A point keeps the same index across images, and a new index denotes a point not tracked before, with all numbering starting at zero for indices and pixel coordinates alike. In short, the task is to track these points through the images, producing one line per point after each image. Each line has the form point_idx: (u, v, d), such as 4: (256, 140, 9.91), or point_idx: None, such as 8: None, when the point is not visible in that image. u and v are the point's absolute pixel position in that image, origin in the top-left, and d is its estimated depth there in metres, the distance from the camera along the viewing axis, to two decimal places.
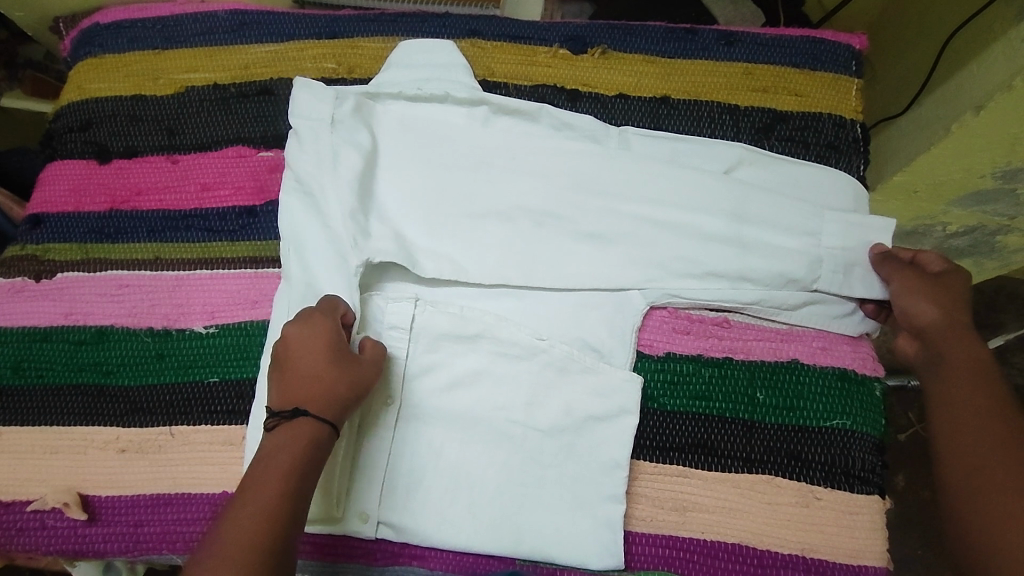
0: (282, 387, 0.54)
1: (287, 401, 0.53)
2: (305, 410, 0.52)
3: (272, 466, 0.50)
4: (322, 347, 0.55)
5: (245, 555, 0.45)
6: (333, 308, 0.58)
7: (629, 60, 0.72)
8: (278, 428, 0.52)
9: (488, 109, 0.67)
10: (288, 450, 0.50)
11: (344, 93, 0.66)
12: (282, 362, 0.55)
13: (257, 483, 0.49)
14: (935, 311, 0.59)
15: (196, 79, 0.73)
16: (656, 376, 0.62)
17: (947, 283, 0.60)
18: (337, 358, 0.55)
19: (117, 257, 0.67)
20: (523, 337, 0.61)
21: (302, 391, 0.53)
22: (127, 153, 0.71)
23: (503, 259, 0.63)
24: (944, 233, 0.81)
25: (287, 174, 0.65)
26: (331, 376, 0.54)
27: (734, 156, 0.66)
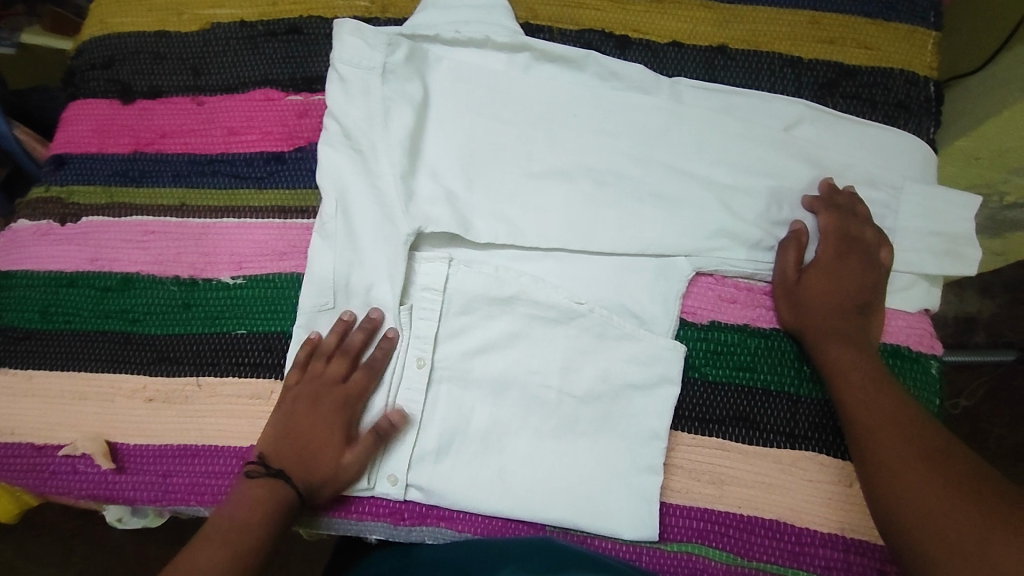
0: (279, 438, 0.56)
1: (280, 456, 0.55)
2: (291, 475, 0.54)
3: (239, 524, 0.52)
4: (333, 428, 0.56)
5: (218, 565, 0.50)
6: (361, 371, 0.57)
7: (684, 5, 0.66)
8: (259, 481, 0.54)
9: (529, 56, 0.64)
10: (258, 521, 0.52)
11: (395, 39, 0.62)
12: (290, 411, 0.56)
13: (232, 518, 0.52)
14: (811, 298, 0.57)
15: (222, 15, 0.69)
16: (698, 346, 0.59)
17: (818, 270, 0.58)
18: (340, 443, 0.55)
19: (143, 203, 0.65)
20: (560, 300, 0.59)
21: (294, 454, 0.55)
22: (150, 93, 0.67)
23: (555, 221, 0.61)
24: (1001, 205, 0.75)
25: (333, 126, 0.62)
26: (332, 456, 0.55)
27: (795, 113, 0.62)
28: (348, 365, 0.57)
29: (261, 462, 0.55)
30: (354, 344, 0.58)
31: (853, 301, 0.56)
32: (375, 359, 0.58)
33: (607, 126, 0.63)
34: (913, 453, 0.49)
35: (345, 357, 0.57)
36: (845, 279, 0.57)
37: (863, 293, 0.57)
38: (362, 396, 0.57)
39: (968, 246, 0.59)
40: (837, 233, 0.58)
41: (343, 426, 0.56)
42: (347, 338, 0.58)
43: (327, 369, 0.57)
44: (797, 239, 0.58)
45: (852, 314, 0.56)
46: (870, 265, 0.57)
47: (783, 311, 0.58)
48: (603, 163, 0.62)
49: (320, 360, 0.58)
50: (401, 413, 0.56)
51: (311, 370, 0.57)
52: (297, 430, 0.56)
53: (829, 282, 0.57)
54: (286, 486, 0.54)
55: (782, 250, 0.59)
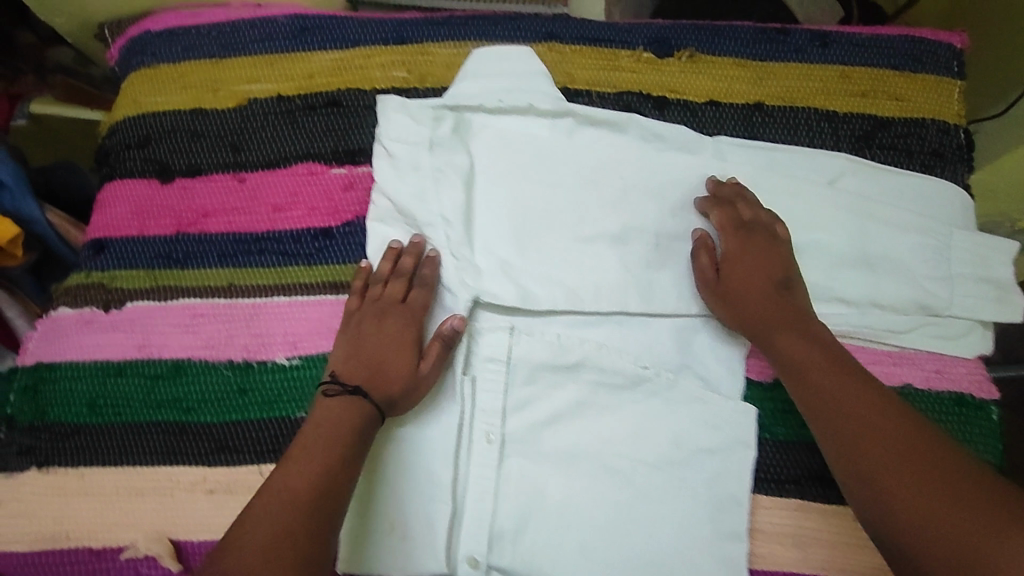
0: (347, 357, 0.57)
1: (351, 375, 0.55)
2: (365, 390, 0.55)
3: (316, 451, 0.50)
4: (402, 343, 0.57)
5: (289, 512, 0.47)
6: (418, 289, 0.59)
7: (719, 64, 0.68)
8: (335, 399, 0.54)
9: (573, 120, 0.65)
10: (338, 439, 0.51)
11: (440, 112, 0.64)
12: (354, 334, 0.58)
13: (304, 453, 0.50)
14: (742, 296, 0.58)
15: (257, 90, 0.69)
16: (765, 405, 0.60)
17: (733, 262, 0.59)
18: (412, 353, 0.57)
19: (189, 285, 0.63)
20: (626, 365, 0.60)
21: (367, 368, 0.56)
22: (189, 172, 0.66)
23: (611, 286, 0.61)
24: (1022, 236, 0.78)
25: (385, 202, 0.63)
26: (404, 369, 0.56)
27: (838, 166, 0.64)
28: (405, 285, 0.59)
29: (335, 380, 0.55)
30: (405, 266, 0.59)
31: (777, 281, 0.58)
32: (431, 275, 0.60)
33: (655, 186, 0.63)
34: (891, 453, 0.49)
35: (402, 279, 0.59)
36: (750, 261, 0.59)
37: (780, 271, 0.59)
38: (425, 311, 0.59)
39: (1012, 292, 0.62)
40: (734, 223, 0.60)
41: (413, 333, 0.58)
42: (401, 261, 0.60)
43: (388, 290, 0.59)
44: (704, 243, 0.61)
45: (782, 294, 0.58)
46: (771, 242, 0.60)
47: (728, 315, 0.59)
48: (651, 220, 0.63)
49: (378, 285, 0.60)
50: (463, 319, 0.58)
51: (369, 295, 0.59)
52: (366, 349, 0.57)
53: (747, 270, 0.59)
54: (363, 403, 0.54)
55: (694, 256, 0.61)
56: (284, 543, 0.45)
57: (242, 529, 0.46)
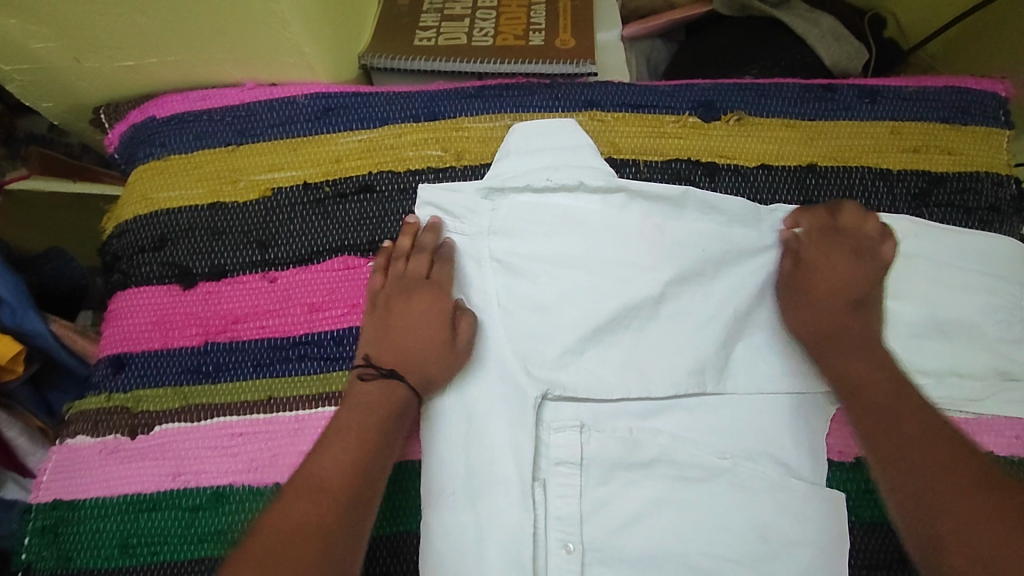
0: (376, 339, 0.57)
1: (382, 355, 0.56)
2: (400, 371, 0.55)
3: (355, 445, 0.51)
4: (432, 316, 0.57)
5: (319, 509, 0.47)
6: (440, 262, 0.59)
7: (766, 125, 0.65)
8: (371, 383, 0.55)
9: (625, 196, 0.61)
10: (374, 424, 0.52)
11: (490, 194, 0.61)
12: (382, 312, 0.58)
13: (339, 432, 0.51)
14: (817, 307, 0.58)
15: (282, 178, 0.64)
16: (850, 486, 0.58)
17: (811, 267, 0.60)
18: (441, 325, 0.57)
19: (223, 400, 0.58)
20: (704, 458, 0.56)
21: (399, 347, 0.56)
22: (214, 274, 0.61)
23: (679, 367, 0.58)
24: None
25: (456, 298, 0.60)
26: (438, 338, 0.56)
27: (901, 229, 0.62)
28: (426, 260, 0.59)
29: (370, 363, 0.56)
30: (427, 244, 0.60)
31: (846, 297, 0.59)
32: (449, 250, 0.60)
33: (715, 255, 0.60)
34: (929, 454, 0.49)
35: (424, 254, 0.59)
36: (840, 272, 0.59)
37: (853, 288, 0.59)
38: (450, 284, 0.59)
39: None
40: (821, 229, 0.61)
41: (440, 305, 0.57)
42: (419, 237, 0.60)
43: (410, 266, 0.59)
44: (789, 248, 0.61)
45: (853, 313, 0.58)
46: (861, 257, 0.59)
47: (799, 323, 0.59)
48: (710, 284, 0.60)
49: (401, 262, 0.60)
50: (487, 302, 0.58)
51: (392, 271, 0.59)
52: (394, 327, 0.57)
53: (831, 279, 0.59)
54: (403, 388, 0.55)
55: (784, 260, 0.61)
56: (318, 532, 0.45)
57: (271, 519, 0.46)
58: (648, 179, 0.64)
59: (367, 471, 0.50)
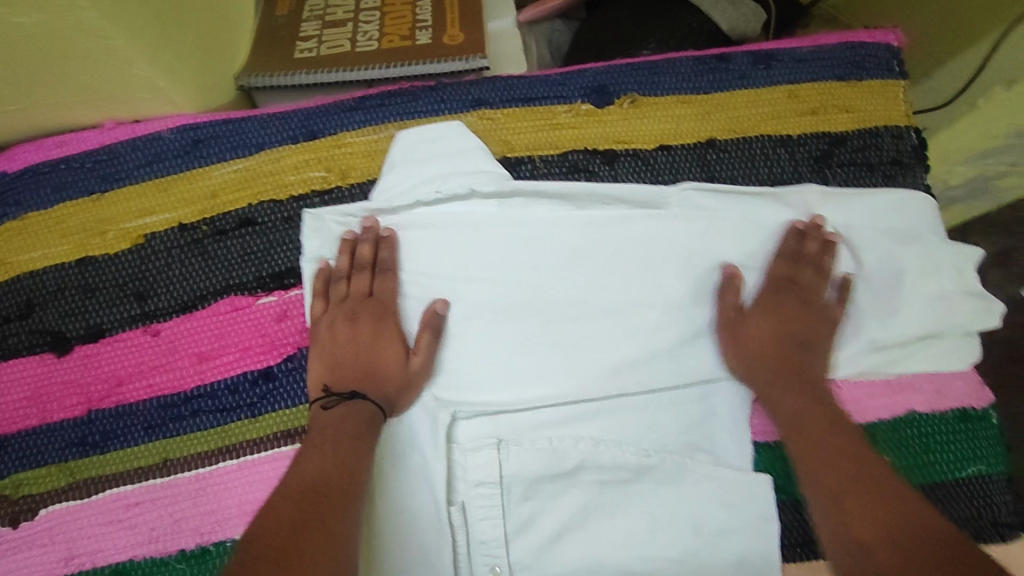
0: (331, 368, 0.53)
1: (345, 382, 0.53)
2: (363, 391, 0.52)
3: (337, 454, 0.47)
4: (384, 336, 0.55)
5: (299, 508, 0.42)
6: (384, 275, 0.56)
7: (662, 104, 0.63)
8: (335, 406, 0.51)
9: (521, 198, 0.58)
10: (349, 433, 0.49)
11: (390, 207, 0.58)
12: (328, 339, 0.54)
13: (314, 445, 0.48)
14: (756, 337, 0.57)
15: (154, 222, 0.59)
16: (774, 464, 0.57)
17: (344, 341, 0.54)
18: (399, 346, 0.54)
19: (114, 471, 0.54)
20: (628, 458, 0.54)
21: (358, 373, 0.53)
22: (90, 336, 0.56)
23: (596, 366, 0.56)
24: None
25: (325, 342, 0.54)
26: (395, 362, 0.54)
27: (807, 198, 0.60)
28: (369, 278, 0.56)
29: (330, 392, 0.52)
30: (365, 258, 0.56)
31: (793, 341, 0.57)
32: (389, 258, 0.57)
33: (627, 241, 0.58)
34: (863, 488, 0.48)
35: (364, 271, 0.56)
36: (778, 319, 0.58)
37: (805, 330, 0.57)
38: (394, 300, 0.56)
39: (993, 299, 0.60)
40: (363, 296, 0.56)
41: (392, 325, 0.55)
42: (357, 253, 0.56)
43: (352, 287, 0.56)
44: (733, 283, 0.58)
45: (800, 358, 0.56)
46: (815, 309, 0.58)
47: (731, 356, 0.57)
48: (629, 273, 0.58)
49: (341, 283, 0.56)
50: (446, 302, 0.56)
51: (334, 295, 0.56)
52: (346, 353, 0.54)
53: (766, 317, 0.57)
54: (362, 402, 0.51)
55: (721, 294, 0.58)
56: (306, 533, 0.40)
57: (257, 529, 0.40)
58: (546, 175, 0.61)
59: (351, 475, 0.46)
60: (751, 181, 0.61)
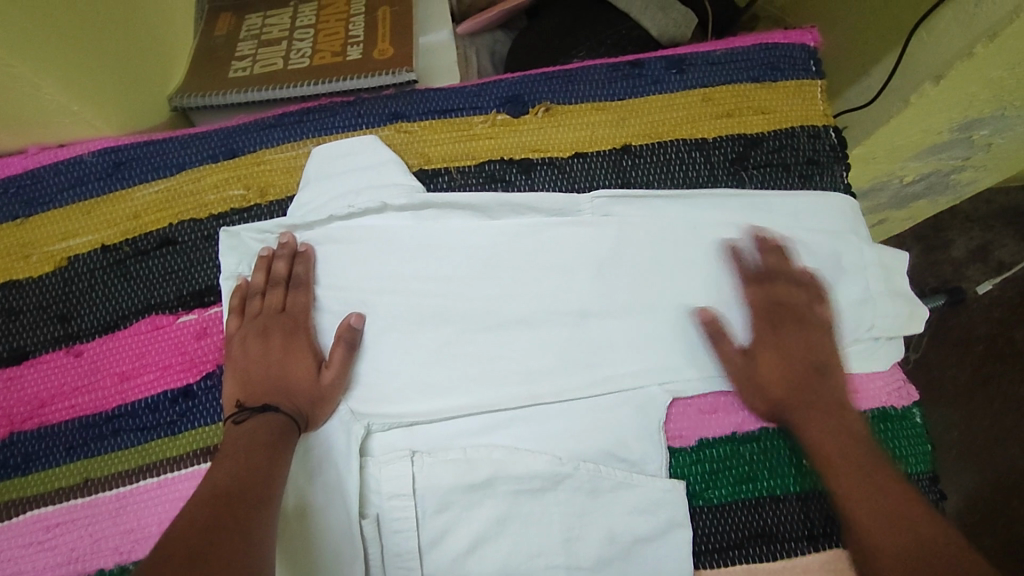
0: (243, 384, 0.54)
1: (257, 399, 0.52)
2: (277, 404, 0.52)
3: (251, 463, 0.47)
4: (297, 351, 0.55)
5: (214, 513, 0.42)
6: (299, 291, 0.57)
7: (577, 112, 0.63)
8: (246, 421, 0.51)
9: (435, 210, 0.59)
10: (261, 444, 0.49)
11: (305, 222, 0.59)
12: (240, 355, 0.55)
13: (226, 459, 0.47)
14: (767, 378, 0.55)
15: (78, 245, 0.60)
16: (694, 470, 0.56)
17: (256, 356, 0.54)
18: (312, 359, 0.55)
19: (35, 492, 0.54)
20: (542, 466, 0.53)
21: (269, 388, 0.53)
22: (14, 358, 0.58)
23: (513, 373, 0.56)
24: (901, 184, 0.87)
25: (239, 358, 0.55)
26: (307, 377, 0.54)
27: (720, 201, 0.61)
28: (283, 293, 0.57)
29: (243, 408, 0.52)
30: (280, 274, 0.57)
31: (808, 364, 0.55)
32: (303, 274, 0.57)
33: (543, 248, 0.59)
34: (876, 507, 0.47)
35: (279, 287, 0.57)
36: (783, 350, 0.56)
37: (815, 353, 0.55)
38: (308, 315, 0.57)
39: (915, 304, 0.61)
40: (277, 311, 0.56)
41: (306, 340, 0.56)
42: (273, 269, 0.57)
43: (266, 302, 0.57)
44: (715, 326, 0.57)
45: (814, 377, 0.54)
46: (807, 327, 0.56)
47: (753, 398, 0.55)
48: (547, 280, 0.58)
49: (256, 299, 0.57)
50: (361, 316, 0.56)
51: (248, 311, 0.57)
52: (258, 370, 0.54)
53: (776, 355, 0.56)
54: (274, 414, 0.51)
55: (718, 342, 0.57)
56: (219, 535, 0.40)
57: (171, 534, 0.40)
58: (462, 186, 0.62)
59: (264, 483, 0.46)
60: (667, 185, 0.61)
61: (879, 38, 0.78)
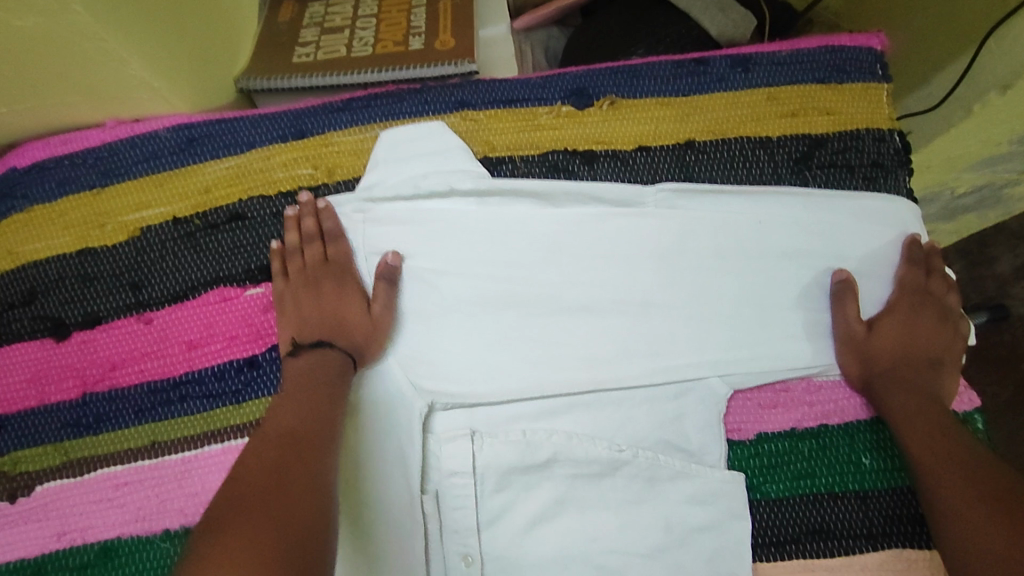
0: (299, 327, 0.56)
1: (313, 335, 0.55)
2: (333, 343, 0.55)
3: (311, 407, 0.49)
4: (346, 296, 0.57)
5: (281, 466, 0.44)
6: (335, 242, 0.58)
7: (641, 106, 0.64)
8: (302, 359, 0.54)
9: (500, 196, 0.60)
10: (317, 390, 0.51)
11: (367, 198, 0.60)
12: (290, 301, 0.57)
13: (286, 402, 0.50)
14: (882, 351, 0.56)
15: (150, 216, 0.62)
16: (751, 464, 0.56)
17: (307, 303, 0.57)
18: (360, 300, 0.57)
19: (106, 451, 0.56)
20: (601, 452, 0.55)
21: (326, 330, 0.56)
22: (87, 322, 0.59)
23: (574, 361, 0.57)
24: (952, 195, 0.87)
25: (291, 309, 0.57)
26: (356, 311, 0.56)
27: (784, 199, 0.61)
28: (319, 249, 0.58)
29: (297, 346, 0.55)
30: (310, 231, 0.58)
31: (920, 354, 0.57)
32: (334, 228, 0.59)
33: (606, 237, 0.60)
34: (960, 473, 0.49)
35: (314, 242, 0.58)
36: (906, 331, 0.57)
37: (932, 349, 0.57)
38: (350, 260, 0.59)
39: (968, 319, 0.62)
40: (317, 264, 0.58)
41: (353, 287, 0.57)
42: (302, 227, 0.58)
43: (306, 258, 0.58)
44: (848, 289, 0.58)
45: (924, 368, 0.56)
46: (940, 324, 0.58)
47: (854, 366, 0.57)
48: (610, 270, 0.59)
49: (296, 257, 0.58)
50: (396, 254, 0.58)
51: (290, 270, 0.58)
52: (312, 313, 0.56)
53: (895, 329, 0.57)
54: (333, 353, 0.54)
55: (840, 305, 0.58)
56: (289, 487, 0.42)
57: (240, 483, 0.42)
58: (526, 174, 0.62)
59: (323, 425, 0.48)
60: (730, 181, 0.62)
61: (937, 48, 0.77)
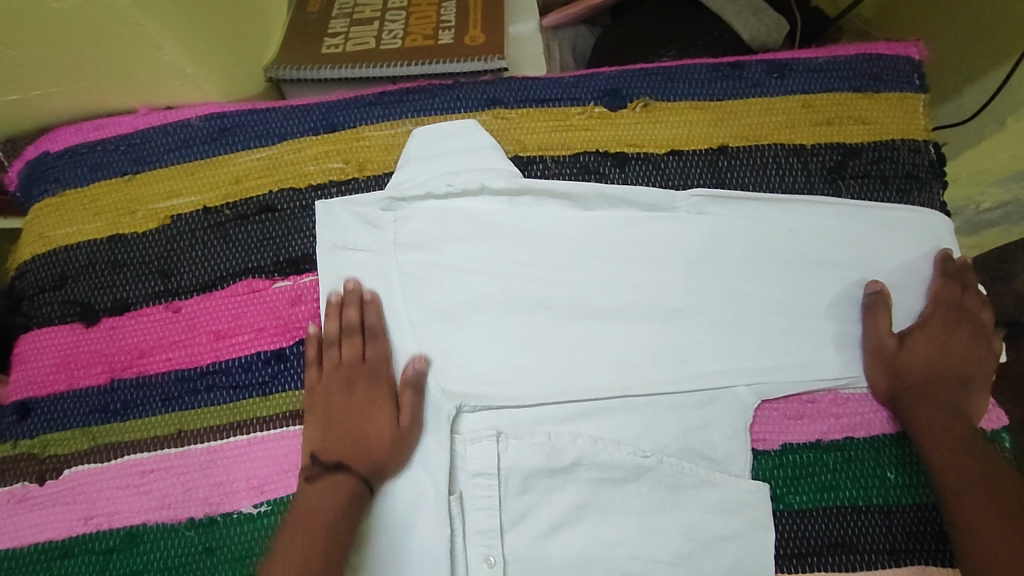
0: (322, 435, 0.54)
1: (332, 452, 0.53)
2: (351, 467, 0.52)
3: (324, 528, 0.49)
4: (375, 403, 0.55)
5: None
6: (374, 339, 0.57)
7: (675, 109, 0.63)
8: (319, 484, 0.51)
9: (531, 197, 0.60)
10: (332, 514, 0.49)
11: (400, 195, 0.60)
12: (317, 407, 0.55)
13: (294, 528, 0.49)
14: (912, 367, 0.56)
15: (180, 205, 0.62)
16: (775, 474, 0.56)
17: (335, 401, 0.55)
18: (388, 416, 0.54)
19: (133, 438, 0.57)
20: (625, 458, 0.55)
21: (346, 444, 0.53)
22: (117, 308, 0.60)
23: (599, 366, 0.57)
24: (976, 210, 0.85)
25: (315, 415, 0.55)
26: (382, 428, 0.54)
27: (816, 209, 0.60)
28: (360, 343, 0.56)
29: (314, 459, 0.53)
30: (351, 323, 0.57)
31: (951, 372, 0.56)
32: (377, 324, 0.57)
33: (636, 242, 0.59)
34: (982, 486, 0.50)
35: (353, 337, 0.56)
36: (938, 346, 0.57)
37: (963, 364, 0.57)
38: (385, 361, 0.56)
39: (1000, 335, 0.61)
40: (353, 364, 0.56)
41: (385, 395, 0.55)
42: (344, 318, 0.57)
43: (343, 353, 0.56)
44: (879, 300, 0.58)
45: (953, 385, 0.56)
46: (972, 340, 0.58)
47: (881, 377, 0.57)
48: (638, 277, 0.59)
49: (334, 348, 0.56)
50: (424, 358, 0.56)
51: (326, 361, 0.56)
52: (337, 412, 0.55)
53: (927, 346, 0.57)
54: (349, 479, 0.52)
55: (871, 315, 0.57)
56: None
57: None
58: (557, 175, 0.62)
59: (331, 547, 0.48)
60: (762, 189, 0.61)
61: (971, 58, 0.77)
